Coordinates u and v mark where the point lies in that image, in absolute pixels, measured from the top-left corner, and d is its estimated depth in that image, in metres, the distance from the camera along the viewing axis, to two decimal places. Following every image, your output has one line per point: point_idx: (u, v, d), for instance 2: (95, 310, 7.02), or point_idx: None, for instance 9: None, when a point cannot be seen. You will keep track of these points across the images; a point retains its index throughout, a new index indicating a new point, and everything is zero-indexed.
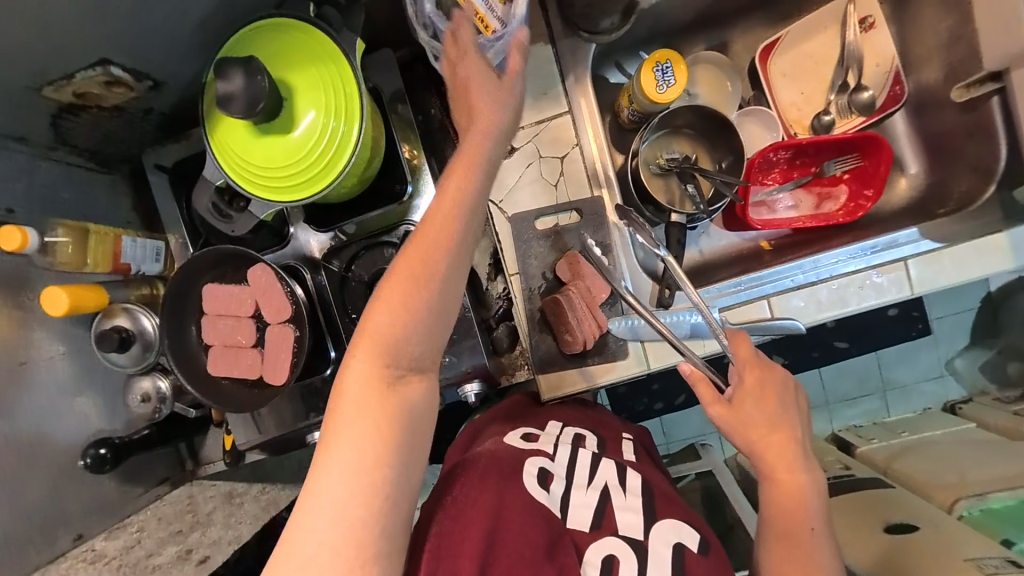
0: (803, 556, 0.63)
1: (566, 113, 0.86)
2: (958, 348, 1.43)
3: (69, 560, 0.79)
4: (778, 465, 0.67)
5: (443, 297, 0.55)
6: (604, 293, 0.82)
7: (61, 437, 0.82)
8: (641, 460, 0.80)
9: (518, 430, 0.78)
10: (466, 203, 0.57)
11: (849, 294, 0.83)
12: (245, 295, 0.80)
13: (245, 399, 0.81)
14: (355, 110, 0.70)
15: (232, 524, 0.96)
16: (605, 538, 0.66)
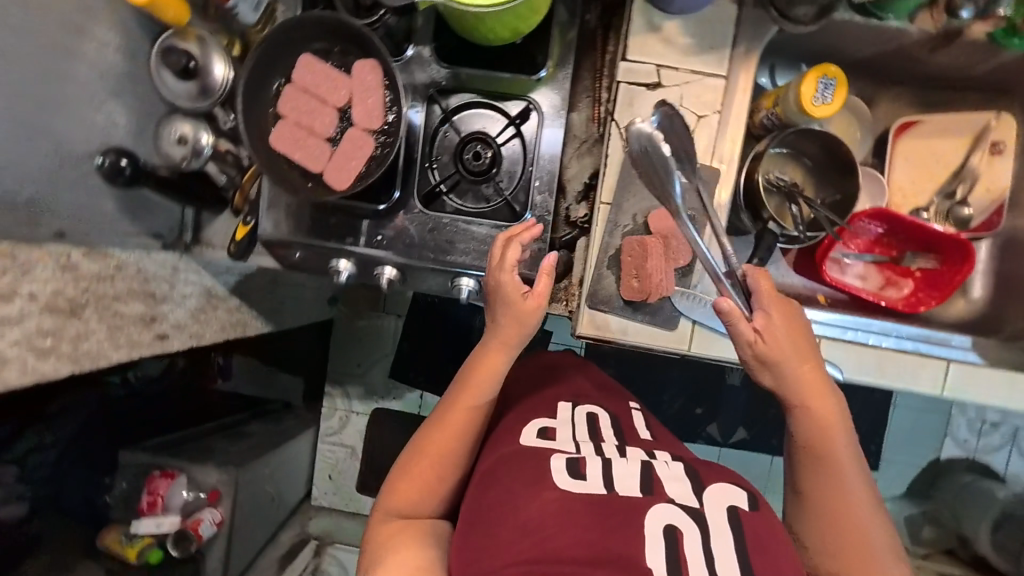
0: (842, 490, 0.67)
1: (724, 78, 0.82)
2: (890, 492, 1.50)
3: (44, 251, 0.67)
4: (813, 394, 0.70)
5: (441, 458, 0.76)
6: (683, 259, 0.80)
7: (78, 124, 0.72)
8: (658, 439, 0.83)
9: (534, 427, 0.79)
10: (475, 399, 0.78)
11: (888, 366, 0.81)
12: (346, 86, 0.75)
13: (295, 184, 0.74)
14: None
15: (201, 320, 0.98)
16: (662, 507, 0.63)
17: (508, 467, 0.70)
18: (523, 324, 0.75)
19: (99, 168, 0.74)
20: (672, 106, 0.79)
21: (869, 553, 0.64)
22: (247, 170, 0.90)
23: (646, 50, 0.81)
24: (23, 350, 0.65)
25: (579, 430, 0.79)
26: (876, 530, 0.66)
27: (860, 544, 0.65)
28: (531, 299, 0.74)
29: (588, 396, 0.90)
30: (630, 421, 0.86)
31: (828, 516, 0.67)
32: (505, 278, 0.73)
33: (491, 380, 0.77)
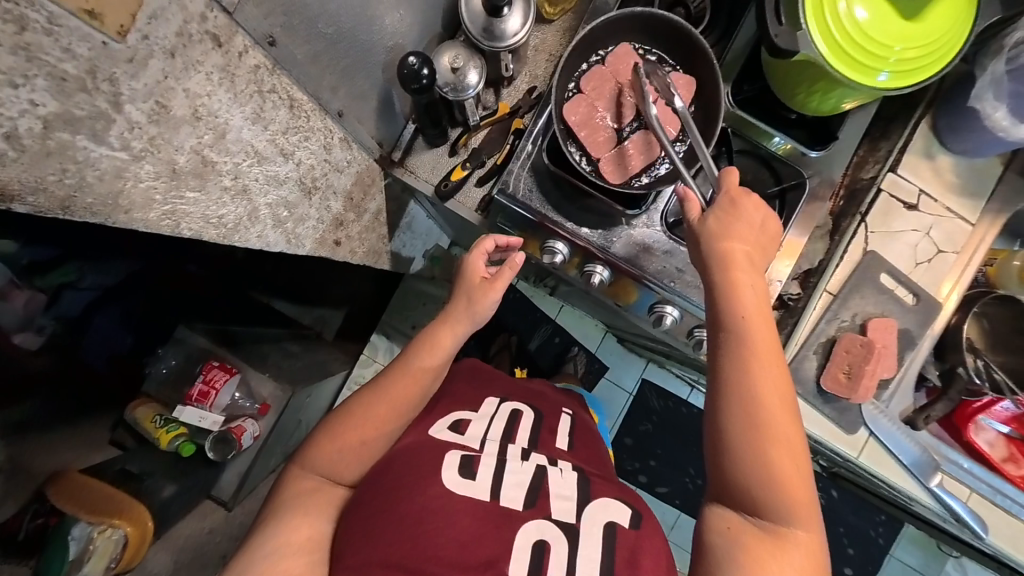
0: (762, 402, 0.59)
1: (969, 225, 0.83)
2: None
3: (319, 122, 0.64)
4: (752, 289, 0.63)
5: (364, 408, 0.76)
6: (887, 373, 0.78)
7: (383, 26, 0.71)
8: (575, 446, 0.83)
9: (450, 419, 0.79)
10: (419, 356, 0.79)
11: (1020, 539, 0.85)
12: (659, 87, 0.71)
13: (573, 164, 0.72)
14: (905, 83, 0.63)
15: (359, 239, 0.92)
16: (538, 520, 0.64)
17: (406, 456, 0.71)
18: (473, 308, 0.79)
19: (404, 68, 0.68)
20: (918, 235, 0.81)
21: (775, 477, 0.57)
22: (483, 117, 0.87)
23: (914, 169, 0.82)
24: (268, 215, 0.60)
25: (495, 427, 0.78)
26: (784, 457, 0.58)
27: (766, 473, 0.58)
28: (490, 285, 0.79)
29: (517, 395, 0.90)
30: (554, 424, 0.86)
31: (738, 425, 0.59)
32: (472, 261, 0.81)
33: (438, 355, 0.79)
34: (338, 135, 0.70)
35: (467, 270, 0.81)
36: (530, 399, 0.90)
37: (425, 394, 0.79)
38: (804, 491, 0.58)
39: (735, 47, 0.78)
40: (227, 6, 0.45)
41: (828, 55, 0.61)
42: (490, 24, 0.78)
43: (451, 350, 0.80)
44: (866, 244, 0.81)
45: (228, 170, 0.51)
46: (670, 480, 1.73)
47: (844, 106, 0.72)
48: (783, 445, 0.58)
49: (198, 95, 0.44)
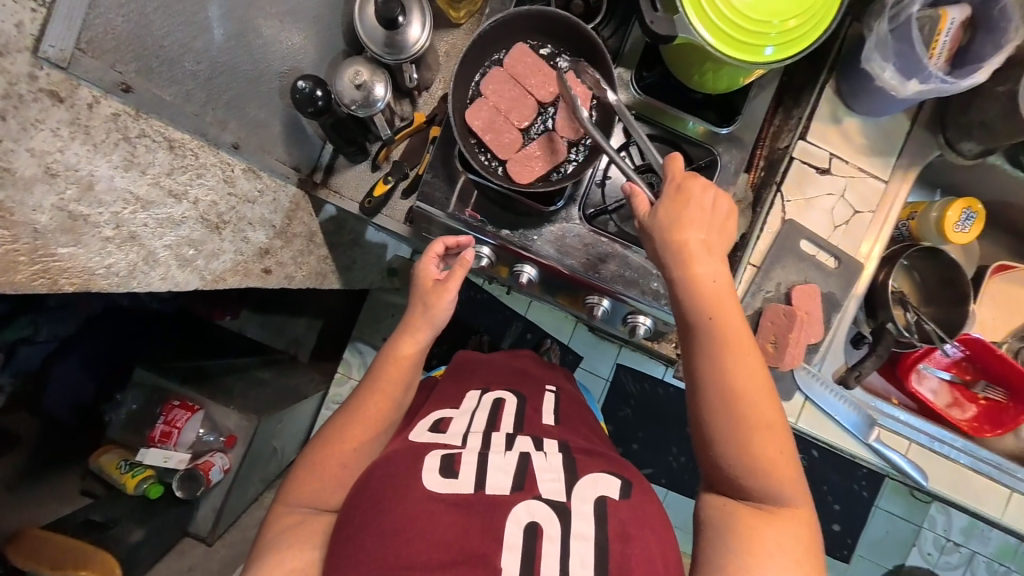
0: (738, 392, 0.59)
1: (882, 181, 0.85)
2: None
3: (220, 158, 0.70)
4: (713, 279, 0.62)
5: (341, 429, 0.75)
6: (813, 337, 0.80)
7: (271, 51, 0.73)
8: (563, 422, 0.76)
9: (428, 421, 0.73)
10: (385, 369, 0.77)
11: (959, 480, 0.89)
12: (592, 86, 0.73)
13: (483, 169, 0.74)
14: (789, 53, 0.64)
15: (297, 262, 0.91)
16: (526, 500, 0.58)
17: (385, 467, 0.64)
18: (432, 313, 0.76)
19: (296, 93, 0.73)
20: (831, 200, 0.84)
21: (762, 458, 0.58)
22: (398, 129, 0.86)
23: (824, 136, 0.84)
24: (170, 257, 0.67)
25: (479, 419, 0.73)
26: (767, 440, 0.58)
27: (755, 459, 0.58)
28: (442, 287, 0.76)
29: (499, 381, 0.84)
30: (538, 404, 0.78)
31: (726, 416, 0.59)
32: (422, 266, 0.78)
33: (402, 367, 0.77)
34: (237, 167, 0.73)
35: (417, 277, 0.78)
36: (510, 382, 0.83)
37: (397, 406, 0.77)
38: (791, 467, 0.58)
39: (633, 35, 0.80)
40: (58, 62, 0.52)
41: (713, 44, 0.63)
42: (391, 36, 0.78)
43: (417, 357, 0.78)
44: (785, 213, 0.83)
45: (107, 221, 0.59)
46: (653, 463, 1.72)
47: (740, 82, 0.74)
48: (768, 425, 0.59)
49: (46, 152, 0.52)
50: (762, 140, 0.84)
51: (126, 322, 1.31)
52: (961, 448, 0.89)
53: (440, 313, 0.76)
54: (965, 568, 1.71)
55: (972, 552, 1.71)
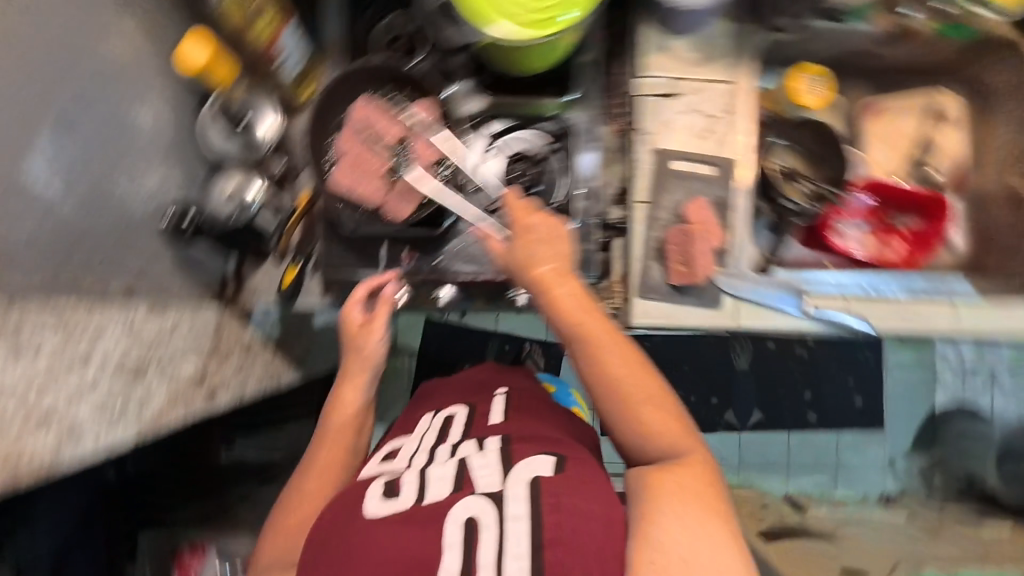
0: (615, 385, 0.58)
1: (725, 83, 0.91)
2: (902, 450, 1.73)
3: (113, 312, 0.73)
4: (561, 286, 0.62)
5: (298, 485, 0.73)
6: (717, 240, 0.84)
7: None
8: (517, 414, 0.71)
9: (382, 458, 0.71)
10: (336, 417, 0.76)
11: (908, 313, 0.88)
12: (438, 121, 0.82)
13: (366, 220, 0.82)
14: (583, 9, 0.71)
15: (244, 372, 0.88)
16: (462, 498, 0.53)
17: (332, 505, 0.61)
18: (367, 354, 0.78)
19: (168, 224, 0.85)
20: (687, 117, 0.89)
21: (652, 437, 0.56)
22: (289, 217, 0.90)
23: (660, 66, 0.90)
24: (94, 422, 0.67)
25: (427, 441, 0.70)
26: (657, 421, 0.57)
27: (649, 444, 0.57)
28: (368, 329, 0.78)
29: (454, 400, 0.81)
30: (489, 408, 0.74)
31: (609, 404, 0.58)
32: (346, 312, 0.80)
33: (350, 413, 0.77)
34: (140, 310, 0.77)
35: (343, 323, 0.80)
36: (468, 397, 0.80)
37: (354, 450, 0.76)
38: (684, 436, 0.56)
39: (456, 55, 0.88)
40: None
41: (540, 36, 0.72)
42: (243, 140, 0.90)
43: (365, 399, 0.79)
44: (652, 146, 0.89)
45: (14, 411, 0.61)
46: None
47: (564, 44, 0.81)
48: (654, 399, 0.58)
49: None
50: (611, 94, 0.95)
51: (118, 499, 1.18)
52: (892, 283, 0.90)
53: (372, 355, 0.78)
54: (992, 389, 1.72)
55: (991, 369, 1.71)
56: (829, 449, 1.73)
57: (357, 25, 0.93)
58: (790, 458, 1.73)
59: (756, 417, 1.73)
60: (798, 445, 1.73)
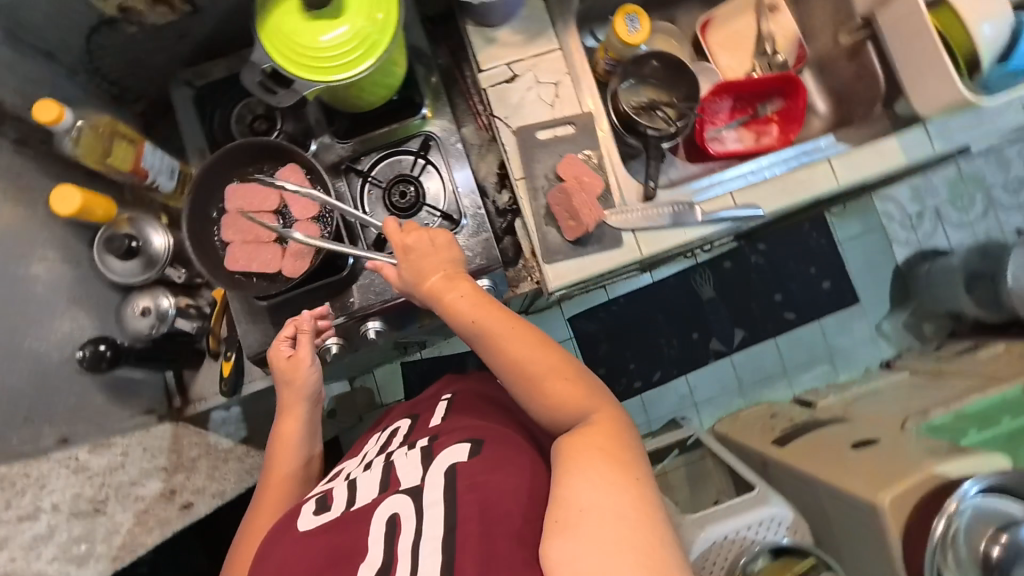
0: (518, 365, 0.64)
1: (557, 49, 0.95)
2: (883, 313, 1.78)
3: (56, 460, 0.81)
4: (455, 294, 0.69)
5: (249, 517, 0.77)
6: (598, 185, 0.89)
7: (42, 342, 0.81)
8: (455, 411, 0.74)
9: (327, 477, 0.75)
10: (281, 448, 0.81)
11: (790, 186, 0.92)
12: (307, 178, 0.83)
13: (268, 288, 0.83)
14: (394, 27, 0.75)
15: (216, 477, 1.09)
16: (388, 499, 0.59)
17: (276, 524, 0.66)
18: (297, 386, 0.81)
19: (84, 360, 0.81)
20: (534, 91, 0.94)
21: (557, 404, 0.63)
22: (210, 314, 0.96)
23: (493, 57, 0.94)
24: (65, 560, 0.82)
25: (371, 453, 0.74)
26: (562, 389, 0.63)
27: (559, 410, 0.63)
28: (295, 360, 0.81)
29: (402, 413, 0.85)
30: (429, 412, 0.78)
31: (523, 389, 0.64)
32: (274, 350, 0.83)
33: (291, 442, 0.81)
34: (81, 451, 0.85)
35: (273, 360, 0.83)
36: (411, 408, 0.84)
37: (301, 475, 0.81)
38: (584, 398, 0.62)
39: (311, 110, 0.94)
40: None
41: (371, 60, 0.74)
42: (139, 260, 0.90)
43: (305, 428, 0.83)
44: (512, 127, 0.93)
45: None
46: (657, 364, 1.75)
47: (397, 67, 0.86)
48: (561, 375, 0.63)
49: None
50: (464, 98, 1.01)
51: None
52: (767, 164, 0.94)
53: (304, 385, 0.82)
54: (939, 225, 1.81)
55: (935, 209, 1.81)
56: (816, 338, 1.77)
57: (212, 123, 0.97)
58: (785, 361, 1.77)
59: (739, 336, 1.77)
60: (787, 346, 1.77)
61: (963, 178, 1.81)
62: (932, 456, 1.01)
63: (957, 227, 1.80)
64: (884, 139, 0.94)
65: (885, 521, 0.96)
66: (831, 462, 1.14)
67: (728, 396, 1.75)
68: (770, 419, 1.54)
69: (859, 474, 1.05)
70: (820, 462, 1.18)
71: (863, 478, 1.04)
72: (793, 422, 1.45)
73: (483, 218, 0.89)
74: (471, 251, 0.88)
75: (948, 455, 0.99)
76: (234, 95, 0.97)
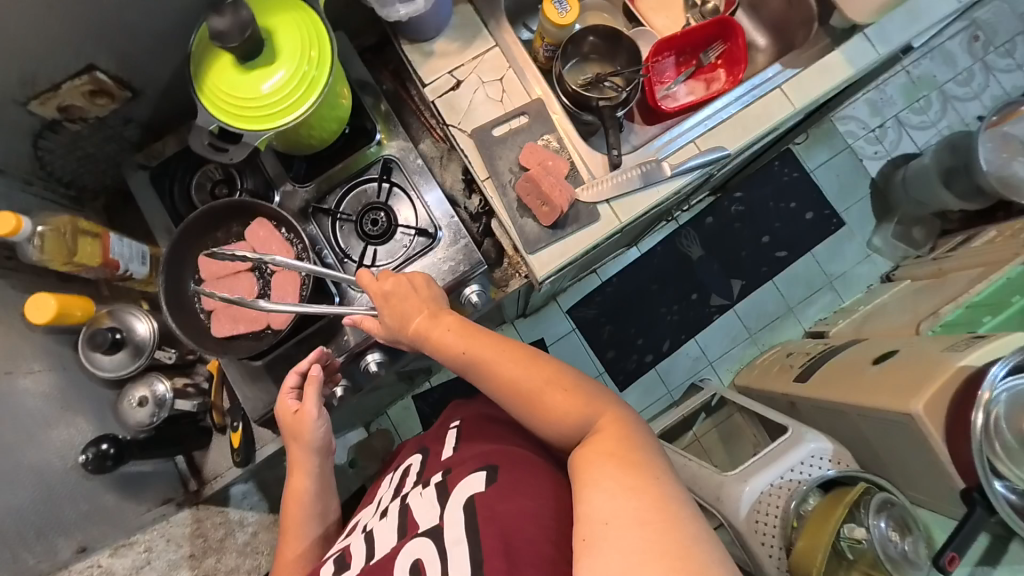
0: (513, 386, 0.63)
1: (494, 46, 0.95)
2: (870, 230, 1.79)
3: None
4: (437, 330, 0.69)
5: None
6: (565, 165, 0.90)
7: (48, 455, 0.79)
8: (463, 440, 0.72)
9: (347, 529, 0.73)
10: (296, 507, 0.77)
11: (747, 122, 0.93)
12: (279, 230, 0.83)
13: (258, 346, 0.81)
14: (329, 59, 0.74)
15: (249, 553, 1.11)
16: (409, 544, 0.58)
17: None
18: (304, 441, 0.77)
19: (86, 464, 0.79)
20: (481, 93, 0.93)
21: (560, 416, 0.61)
22: (210, 388, 0.95)
23: (433, 69, 0.94)
24: None
25: (386, 498, 0.72)
26: (562, 401, 0.61)
27: (564, 423, 0.61)
28: (300, 414, 0.77)
29: (413, 449, 0.82)
30: (439, 444, 0.76)
31: (524, 410, 0.63)
32: (279, 404, 0.80)
33: (303, 500, 0.78)
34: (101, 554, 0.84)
35: (279, 415, 0.80)
36: (421, 443, 0.81)
37: (316, 536, 0.78)
38: (584, 406, 0.61)
39: (264, 158, 0.91)
40: None
41: (313, 97, 0.73)
42: (126, 353, 0.87)
43: (317, 487, 0.79)
44: (467, 131, 0.92)
45: None
46: (665, 333, 1.74)
47: (345, 97, 0.84)
48: (559, 387, 0.62)
49: None
50: (416, 112, 1.01)
51: None
52: (722, 105, 0.94)
53: (311, 438, 0.78)
54: (902, 132, 1.82)
55: (894, 117, 1.82)
56: (811, 269, 1.78)
57: (173, 200, 0.92)
58: (789, 299, 1.77)
59: (737, 286, 1.77)
60: (786, 284, 1.77)
61: (914, 81, 1.83)
62: (952, 350, 1.02)
63: (920, 129, 1.82)
64: (827, 56, 0.95)
65: (924, 426, 0.95)
66: (855, 380, 1.15)
67: (741, 347, 1.74)
68: (786, 360, 1.53)
69: (885, 389, 1.05)
70: (842, 381, 1.19)
71: (891, 391, 1.03)
72: (808, 357, 1.45)
73: (458, 225, 0.88)
74: (454, 261, 0.86)
75: (968, 345, 1.00)
76: (187, 167, 0.93)
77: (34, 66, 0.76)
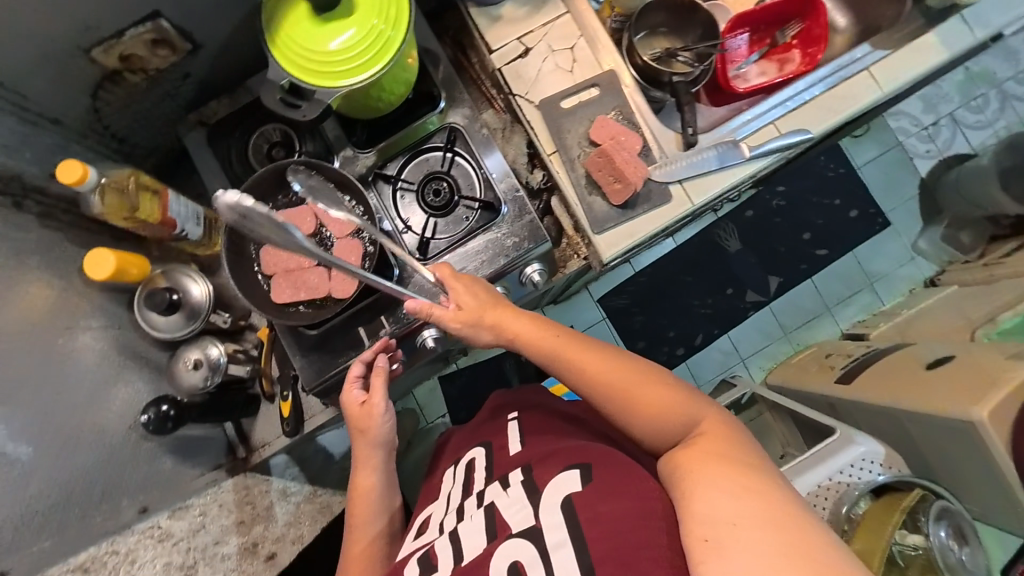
0: (605, 381, 0.60)
1: (566, 13, 0.90)
2: (915, 232, 1.72)
3: (137, 534, 0.82)
4: (516, 325, 0.67)
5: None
6: (638, 142, 0.85)
7: (105, 417, 0.79)
8: (534, 434, 0.68)
9: (416, 525, 0.70)
10: (363, 500, 0.75)
11: (831, 104, 0.88)
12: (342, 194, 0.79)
13: (315, 316, 0.79)
14: (405, 20, 0.69)
15: (294, 524, 1.05)
16: (503, 546, 0.55)
17: None
18: (369, 435, 0.74)
19: (148, 424, 0.77)
20: (550, 62, 0.89)
21: (656, 412, 0.58)
22: (258, 354, 0.94)
23: (500, 35, 0.89)
24: None
25: (456, 495, 0.68)
26: (658, 397, 0.58)
27: (660, 421, 0.58)
28: (367, 407, 0.74)
29: (467, 443, 0.78)
30: (505, 438, 0.71)
31: (618, 407, 0.60)
32: (345, 395, 0.76)
33: (368, 492, 0.75)
34: (163, 517, 0.86)
35: (343, 407, 0.76)
36: (477, 436, 0.77)
37: (382, 528, 0.75)
38: (683, 402, 0.58)
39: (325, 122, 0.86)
40: None
41: (384, 59, 0.69)
42: (181, 315, 0.84)
43: (383, 481, 0.76)
44: (533, 100, 0.88)
45: None
46: (698, 327, 1.70)
47: (412, 63, 0.80)
48: (655, 383, 0.59)
49: None
50: (479, 79, 0.96)
51: None
52: (805, 85, 0.89)
53: (377, 431, 0.74)
54: (954, 128, 1.74)
55: (950, 113, 1.74)
56: (852, 269, 1.72)
57: (231, 160, 0.90)
58: (826, 297, 1.71)
59: (775, 283, 1.71)
60: (825, 282, 1.71)
61: (973, 77, 1.74)
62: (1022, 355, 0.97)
63: (976, 127, 1.73)
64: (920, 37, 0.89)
65: (986, 434, 0.91)
66: (908, 381, 1.11)
67: (776, 345, 1.70)
68: (825, 360, 1.49)
69: (944, 391, 1.01)
70: (893, 381, 1.15)
71: (953, 393, 0.99)
72: (850, 358, 1.40)
73: (523, 199, 0.84)
74: (518, 237, 0.83)
75: None
76: (245, 127, 0.90)
77: (101, 11, 0.73)
